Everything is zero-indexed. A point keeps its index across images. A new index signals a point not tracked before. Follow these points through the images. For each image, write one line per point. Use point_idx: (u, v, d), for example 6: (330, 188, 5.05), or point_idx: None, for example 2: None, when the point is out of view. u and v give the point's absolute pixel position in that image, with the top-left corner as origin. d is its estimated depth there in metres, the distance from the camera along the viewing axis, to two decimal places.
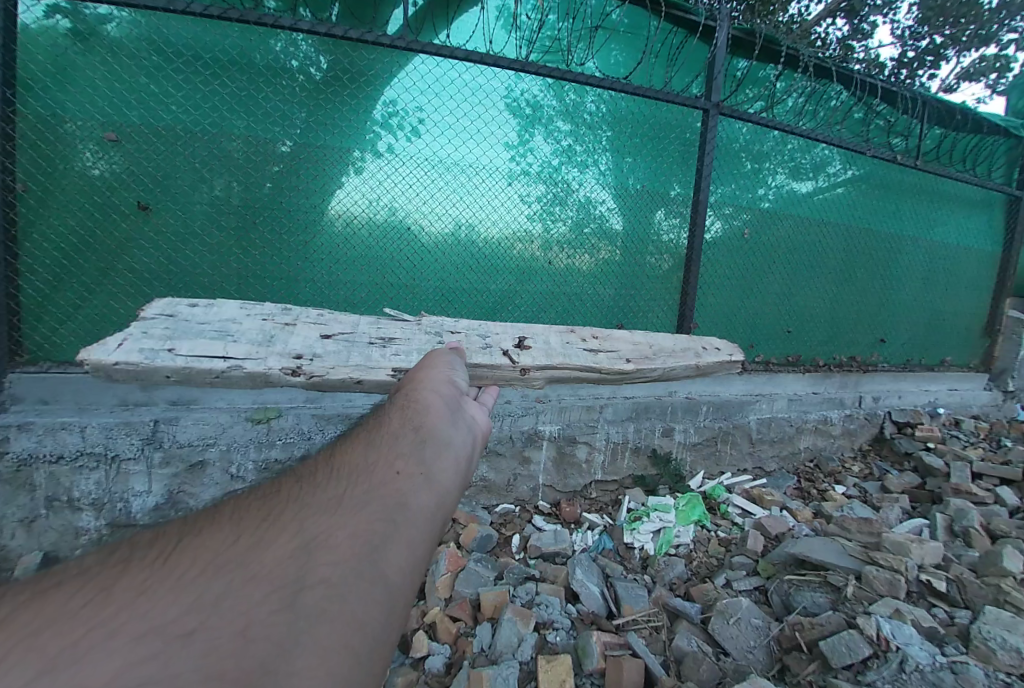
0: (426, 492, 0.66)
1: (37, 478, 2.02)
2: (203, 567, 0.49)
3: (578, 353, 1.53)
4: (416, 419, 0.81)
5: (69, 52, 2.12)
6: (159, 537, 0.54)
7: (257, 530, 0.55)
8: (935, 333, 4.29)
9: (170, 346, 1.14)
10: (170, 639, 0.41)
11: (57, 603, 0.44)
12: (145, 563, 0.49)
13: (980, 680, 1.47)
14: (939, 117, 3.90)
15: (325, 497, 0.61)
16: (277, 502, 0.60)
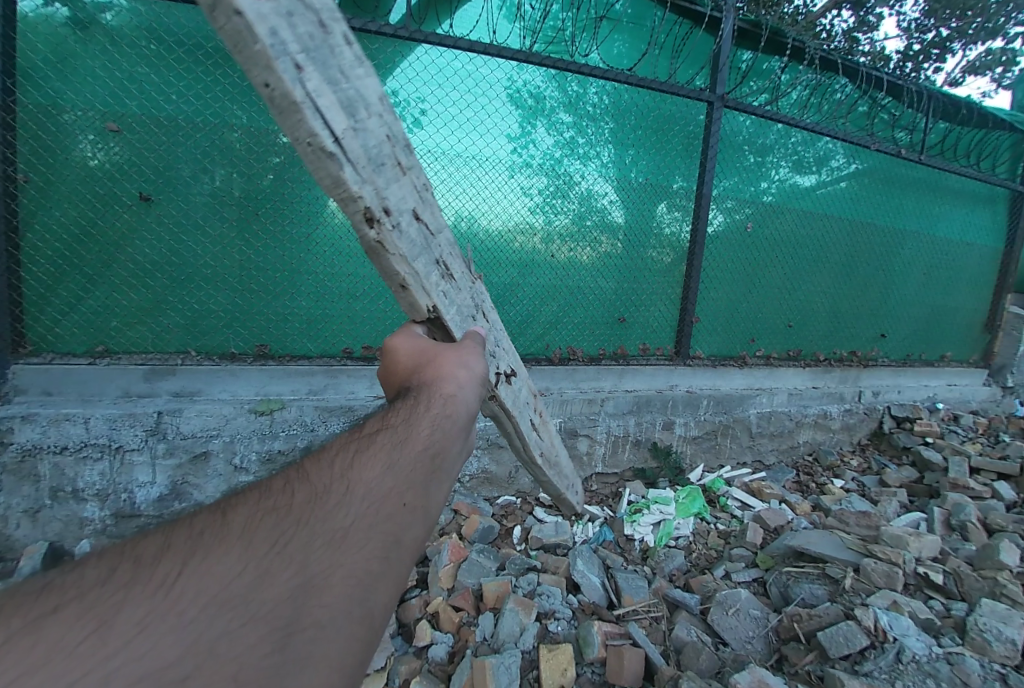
0: (424, 528, 0.63)
1: (42, 468, 2.03)
2: (205, 599, 0.44)
3: (525, 420, 1.52)
4: (432, 433, 0.75)
5: (68, 41, 2.10)
6: (159, 547, 0.48)
7: (264, 556, 0.50)
8: (936, 329, 4.29)
9: (299, 59, 0.74)
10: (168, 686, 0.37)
11: (43, 641, 0.38)
12: (144, 586, 0.43)
13: (974, 671, 1.50)
14: (944, 112, 3.87)
15: (332, 518, 0.57)
16: (287, 514, 0.55)
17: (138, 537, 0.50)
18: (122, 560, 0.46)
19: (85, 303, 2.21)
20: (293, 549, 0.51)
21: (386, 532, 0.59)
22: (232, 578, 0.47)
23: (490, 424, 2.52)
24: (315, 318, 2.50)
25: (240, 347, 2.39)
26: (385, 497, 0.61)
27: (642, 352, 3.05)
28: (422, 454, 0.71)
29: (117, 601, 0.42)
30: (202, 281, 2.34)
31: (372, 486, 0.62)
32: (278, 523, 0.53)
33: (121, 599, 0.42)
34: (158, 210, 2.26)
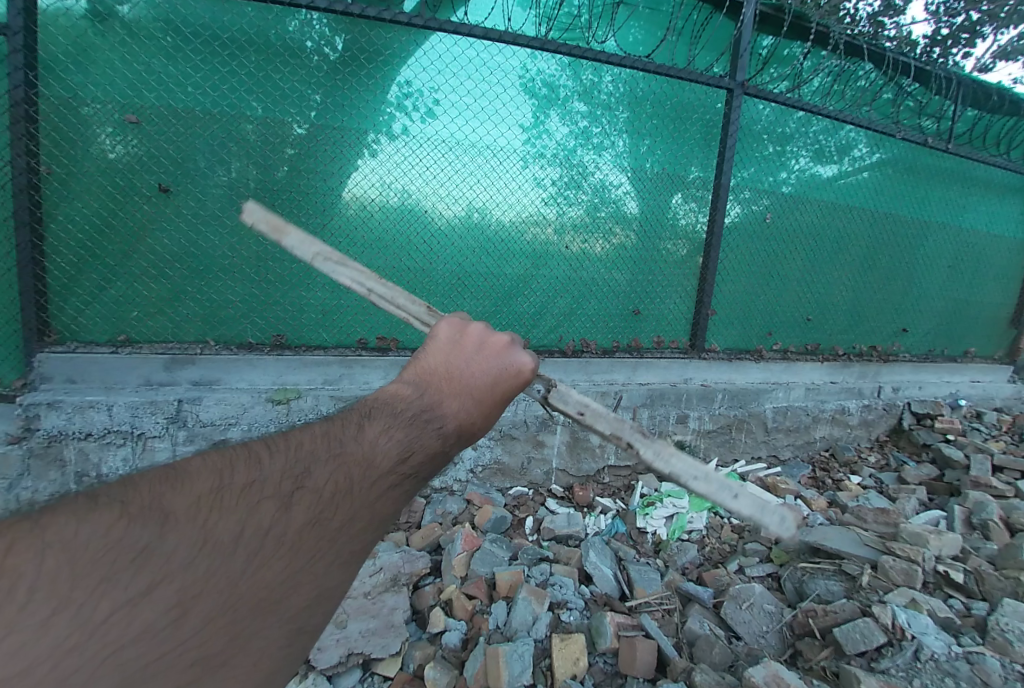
0: None
1: (68, 453, 2.09)
2: (259, 601, 0.43)
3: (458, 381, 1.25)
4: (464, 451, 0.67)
5: (88, 34, 2.12)
6: (233, 530, 0.44)
7: (308, 559, 0.47)
8: (960, 324, 4.18)
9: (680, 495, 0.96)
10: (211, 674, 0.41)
11: (125, 628, 0.37)
12: (212, 581, 0.42)
13: (995, 670, 1.47)
14: (974, 99, 3.74)
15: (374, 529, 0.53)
16: (344, 516, 0.51)
17: (217, 500, 0.46)
18: (200, 535, 0.43)
19: (106, 293, 2.26)
20: (331, 558, 0.49)
21: None
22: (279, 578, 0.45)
23: (502, 415, 2.52)
24: (330, 309, 2.52)
25: (257, 338, 2.42)
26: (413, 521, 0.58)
27: (657, 345, 3.02)
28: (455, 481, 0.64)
29: (193, 593, 0.41)
30: (220, 272, 2.36)
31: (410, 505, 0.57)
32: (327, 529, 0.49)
33: (199, 588, 0.41)
34: (178, 202, 2.28)
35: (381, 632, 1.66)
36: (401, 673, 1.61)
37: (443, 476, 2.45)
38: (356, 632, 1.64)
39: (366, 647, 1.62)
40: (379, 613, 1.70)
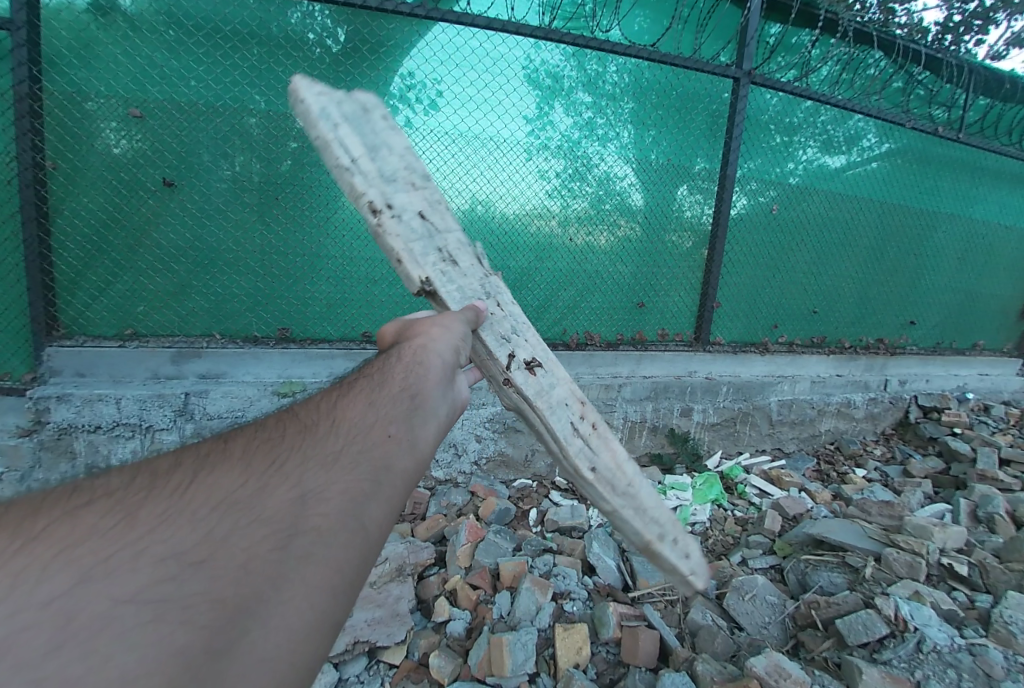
0: (410, 456, 0.66)
1: (78, 445, 2.12)
2: (213, 504, 0.48)
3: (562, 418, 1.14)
4: (414, 380, 0.79)
5: (91, 28, 2.12)
6: (171, 465, 0.53)
7: (260, 473, 0.53)
8: (969, 316, 4.14)
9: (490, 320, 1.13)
10: (185, 564, 0.42)
11: (72, 529, 0.43)
12: (159, 493, 0.48)
13: (998, 662, 1.47)
14: (986, 87, 3.67)
15: (326, 446, 0.60)
16: (285, 441, 0.59)
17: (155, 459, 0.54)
18: (138, 474, 0.51)
19: (113, 287, 2.27)
20: (289, 469, 0.55)
21: (375, 461, 0.61)
22: (234, 488, 0.51)
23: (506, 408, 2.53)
24: (334, 302, 2.52)
25: (262, 331, 2.44)
26: (373, 432, 0.65)
27: (661, 338, 3.01)
28: (409, 397, 0.74)
29: (139, 500, 0.47)
30: (224, 267, 2.37)
31: (360, 422, 0.66)
32: (273, 452, 0.57)
33: (144, 498, 0.47)
34: (181, 197, 2.29)
35: (386, 621, 1.68)
36: (406, 662, 1.64)
37: (448, 468, 2.47)
38: (362, 621, 1.65)
39: (372, 635, 1.64)
40: (384, 603, 1.71)
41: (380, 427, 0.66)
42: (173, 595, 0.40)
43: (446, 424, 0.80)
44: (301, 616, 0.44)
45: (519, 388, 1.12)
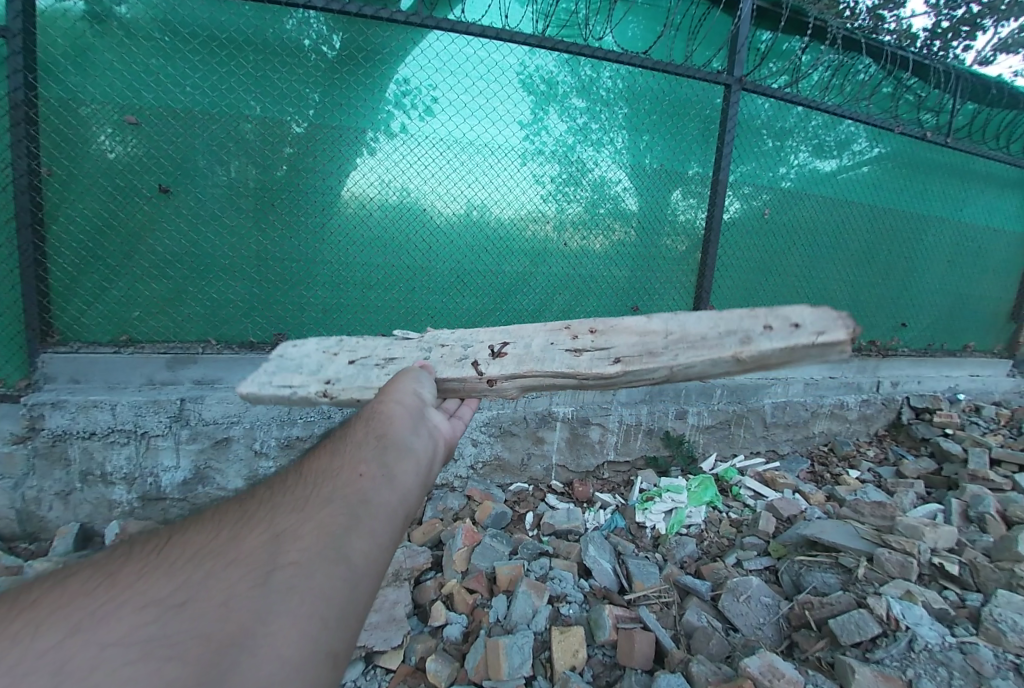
0: (390, 488, 0.68)
1: (72, 452, 2.11)
2: (189, 557, 0.54)
3: (557, 354, 1.16)
4: (381, 425, 0.82)
5: (87, 35, 2.13)
6: (154, 535, 0.60)
7: (234, 529, 0.59)
8: (959, 318, 4.18)
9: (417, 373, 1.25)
10: (165, 609, 0.47)
11: (66, 594, 0.50)
12: (141, 556, 0.55)
13: (988, 660, 1.49)
14: (973, 93, 3.73)
15: (296, 493, 0.65)
16: (257, 499, 0.65)
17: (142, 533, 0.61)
18: (126, 546, 0.58)
19: (108, 293, 2.27)
20: (262, 519, 0.60)
21: (351, 497, 0.64)
22: (209, 542, 0.57)
23: (502, 412, 2.54)
24: (330, 308, 2.53)
25: (258, 337, 2.44)
26: (345, 473, 0.69)
27: None
28: (381, 438, 0.78)
29: (123, 562, 0.54)
30: (219, 272, 2.38)
31: (331, 468, 0.70)
32: (248, 510, 0.62)
33: (128, 561, 0.54)
34: (177, 202, 2.29)
35: (383, 625, 1.70)
36: (403, 666, 1.63)
37: (444, 473, 2.49)
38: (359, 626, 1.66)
39: (368, 640, 1.65)
40: (381, 608, 1.75)
41: (351, 468, 0.70)
42: (153, 636, 0.44)
43: (430, 457, 0.82)
44: (290, 643, 0.46)
45: (505, 376, 1.17)
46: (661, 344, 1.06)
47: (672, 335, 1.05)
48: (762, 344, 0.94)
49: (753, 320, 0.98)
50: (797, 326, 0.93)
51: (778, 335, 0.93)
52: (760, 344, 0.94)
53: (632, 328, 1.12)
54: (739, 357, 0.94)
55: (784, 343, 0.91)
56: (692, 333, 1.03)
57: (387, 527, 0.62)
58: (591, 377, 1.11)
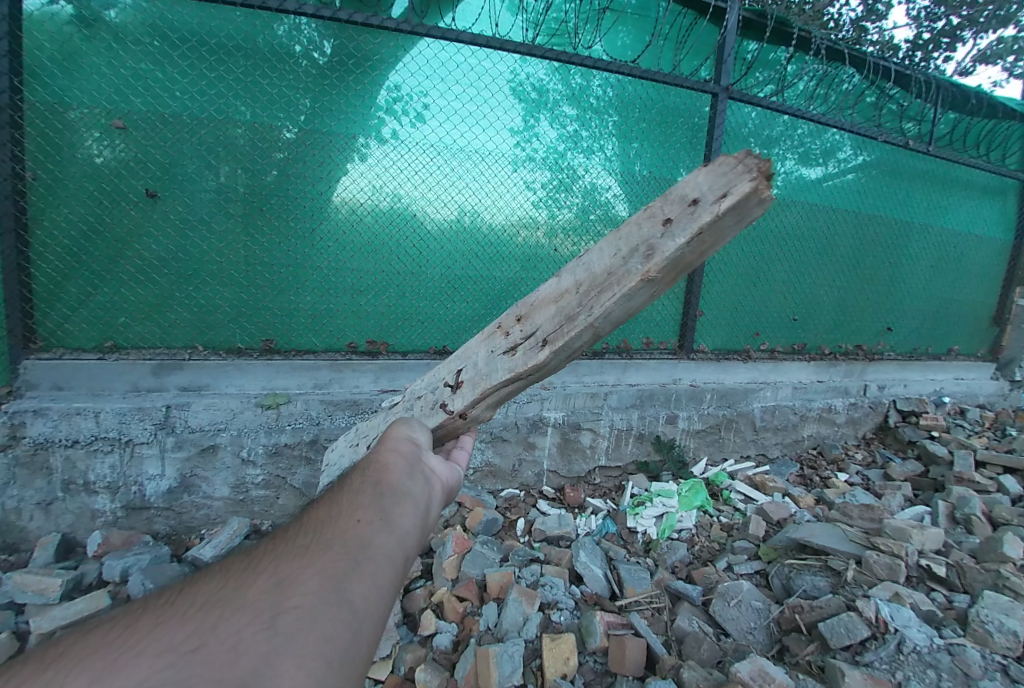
0: (387, 534, 0.71)
1: (54, 461, 2.06)
2: (198, 605, 0.57)
3: (498, 363, 1.12)
4: (378, 471, 0.84)
5: (74, 39, 2.11)
6: (162, 586, 0.62)
7: (240, 575, 0.62)
8: (943, 322, 4.26)
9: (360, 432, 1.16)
10: (178, 655, 0.50)
11: (84, 644, 0.53)
12: (153, 606, 0.58)
13: (976, 661, 1.49)
14: (953, 103, 3.81)
15: (296, 542, 0.67)
16: (259, 547, 0.68)
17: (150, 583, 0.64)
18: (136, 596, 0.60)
19: (93, 299, 2.24)
20: (266, 565, 0.63)
21: (350, 543, 0.67)
22: (216, 590, 0.59)
23: (493, 418, 2.53)
24: (319, 313, 2.51)
25: (246, 343, 2.41)
26: (342, 519, 0.71)
27: (646, 346, 3.05)
28: (378, 482, 0.80)
29: (136, 613, 0.57)
30: (207, 278, 2.35)
31: (329, 514, 0.73)
32: (249, 558, 0.65)
33: (141, 611, 0.57)
34: (165, 207, 2.27)
35: None
36: (392, 676, 1.61)
37: None
38: None
39: None
40: None
41: (349, 514, 0.72)
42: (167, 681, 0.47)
43: (427, 501, 0.85)
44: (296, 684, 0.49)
45: (469, 409, 1.15)
46: (575, 304, 0.97)
47: (582, 288, 0.97)
48: (666, 247, 0.83)
49: (652, 223, 0.87)
50: (696, 204, 0.81)
51: (680, 228, 0.81)
52: (662, 248, 0.83)
53: (549, 298, 1.04)
54: (648, 275, 0.85)
55: (689, 233, 0.79)
56: (599, 273, 0.94)
57: (385, 573, 0.65)
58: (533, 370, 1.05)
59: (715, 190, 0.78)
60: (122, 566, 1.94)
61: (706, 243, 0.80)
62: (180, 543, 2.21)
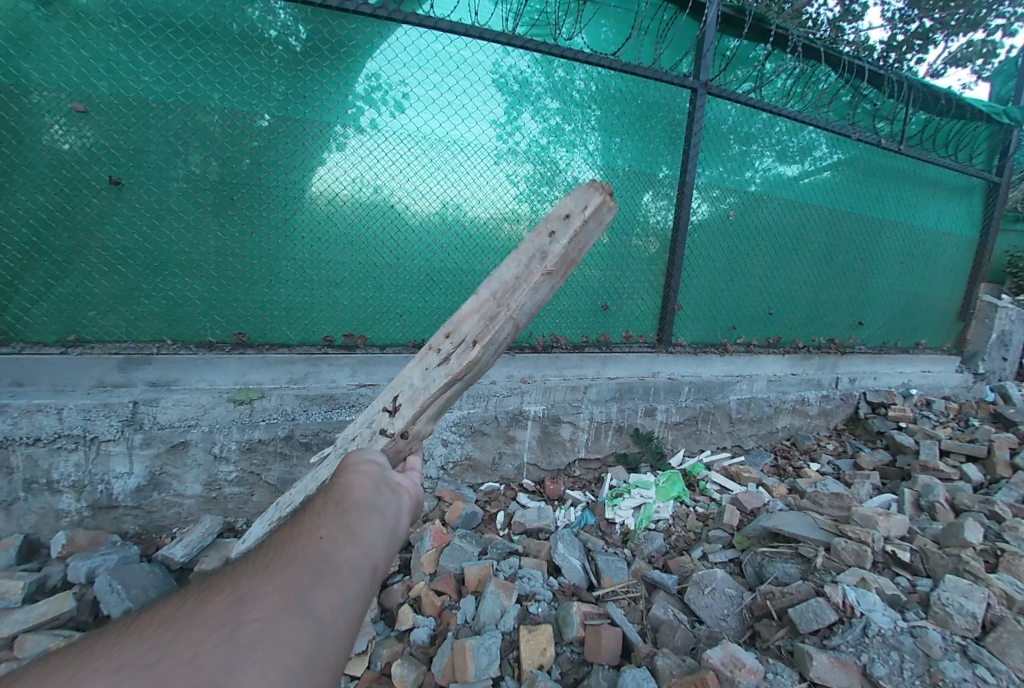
0: (352, 546, 0.69)
1: (14, 460, 1.98)
2: (158, 625, 0.56)
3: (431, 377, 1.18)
4: (342, 490, 0.82)
5: (32, 17, 2.01)
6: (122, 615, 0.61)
7: (201, 593, 0.61)
8: (912, 316, 4.39)
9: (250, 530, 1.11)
10: (137, 668, 0.49)
11: (45, 665, 0.52)
12: (112, 628, 0.57)
13: (937, 643, 1.53)
14: (924, 102, 3.90)
15: (258, 561, 0.66)
16: (223, 568, 0.66)
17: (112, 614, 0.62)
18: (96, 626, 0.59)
19: (54, 291, 2.15)
20: (226, 584, 0.61)
21: (314, 556, 0.65)
22: (176, 609, 0.59)
23: (473, 411, 2.53)
24: (293, 306, 2.45)
25: (218, 336, 2.35)
26: (305, 534, 0.70)
27: (625, 340, 3.08)
28: (340, 502, 0.78)
29: (95, 637, 0.56)
30: (176, 269, 2.28)
31: (291, 532, 0.71)
32: (212, 579, 0.64)
33: (101, 635, 0.56)
34: (130, 196, 2.18)
35: None
36: (368, 672, 1.59)
37: None
38: None
39: None
40: None
41: (311, 533, 0.70)
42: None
43: (396, 515, 0.82)
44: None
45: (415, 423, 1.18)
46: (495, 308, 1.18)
47: (498, 291, 1.19)
48: (555, 249, 1.18)
49: (540, 238, 1.19)
50: (569, 217, 1.19)
51: (562, 235, 1.19)
52: (552, 251, 1.18)
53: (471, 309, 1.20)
54: (548, 268, 1.18)
55: (568, 238, 1.19)
56: (511, 278, 1.19)
57: (354, 582, 0.64)
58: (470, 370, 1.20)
59: (579, 208, 1.20)
60: (88, 567, 1.87)
61: (577, 246, 1.21)
62: (151, 542, 2.15)
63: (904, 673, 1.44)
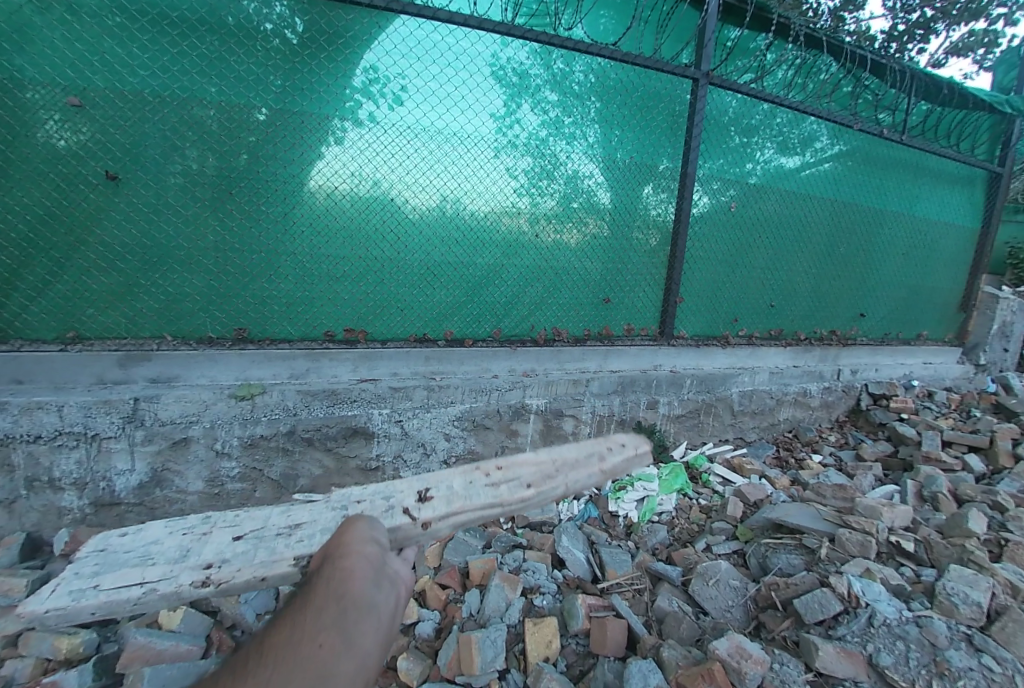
0: (353, 657, 0.60)
1: (16, 457, 1.97)
2: None
3: (480, 491, 1.31)
4: (341, 581, 0.72)
5: (24, 10, 1.98)
6: None
7: None
8: (914, 308, 4.37)
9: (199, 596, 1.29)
10: None
11: None
12: None
13: (942, 632, 1.52)
14: (926, 92, 3.87)
15: (241, 672, 0.56)
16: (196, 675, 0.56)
17: None
18: None
19: (53, 288, 2.13)
20: None
21: (310, 666, 0.56)
22: None
23: (475, 405, 2.55)
24: (294, 301, 2.43)
25: (218, 332, 2.34)
26: (299, 634, 0.60)
27: (627, 333, 3.08)
28: (339, 597, 0.68)
29: None
30: (174, 265, 2.26)
31: (282, 629, 0.62)
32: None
33: None
34: (127, 191, 2.16)
35: None
36: None
37: (417, 468, 2.51)
38: None
39: None
40: None
41: (308, 636, 0.60)
42: None
43: (396, 616, 0.72)
44: None
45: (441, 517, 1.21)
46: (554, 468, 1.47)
47: (564, 462, 1.51)
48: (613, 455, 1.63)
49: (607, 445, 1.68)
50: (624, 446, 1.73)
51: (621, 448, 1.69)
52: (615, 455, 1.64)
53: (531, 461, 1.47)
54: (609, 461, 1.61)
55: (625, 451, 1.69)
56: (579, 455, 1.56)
57: None
58: (513, 500, 1.33)
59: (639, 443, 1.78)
60: None
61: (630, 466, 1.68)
62: None
63: (910, 662, 1.44)
